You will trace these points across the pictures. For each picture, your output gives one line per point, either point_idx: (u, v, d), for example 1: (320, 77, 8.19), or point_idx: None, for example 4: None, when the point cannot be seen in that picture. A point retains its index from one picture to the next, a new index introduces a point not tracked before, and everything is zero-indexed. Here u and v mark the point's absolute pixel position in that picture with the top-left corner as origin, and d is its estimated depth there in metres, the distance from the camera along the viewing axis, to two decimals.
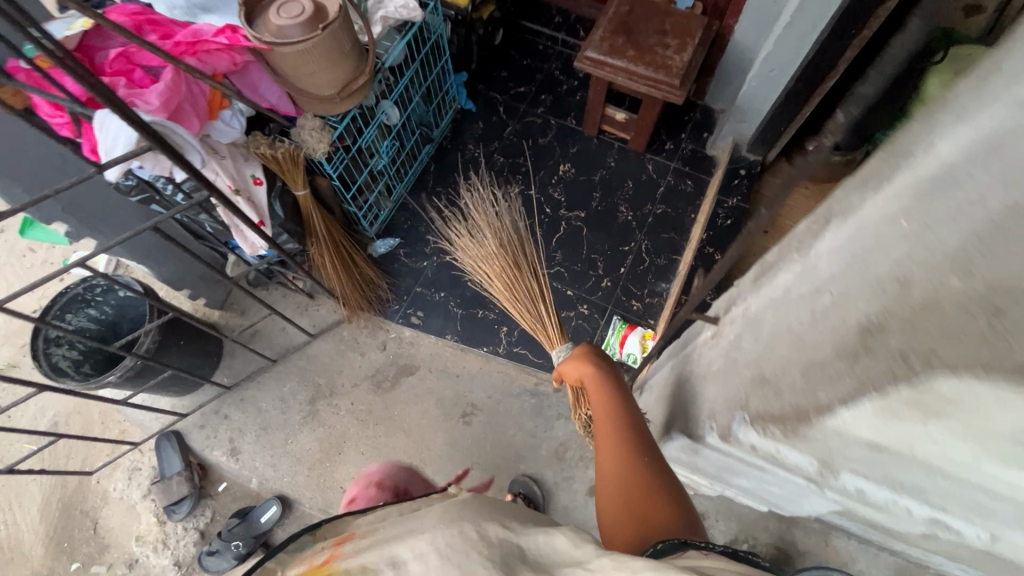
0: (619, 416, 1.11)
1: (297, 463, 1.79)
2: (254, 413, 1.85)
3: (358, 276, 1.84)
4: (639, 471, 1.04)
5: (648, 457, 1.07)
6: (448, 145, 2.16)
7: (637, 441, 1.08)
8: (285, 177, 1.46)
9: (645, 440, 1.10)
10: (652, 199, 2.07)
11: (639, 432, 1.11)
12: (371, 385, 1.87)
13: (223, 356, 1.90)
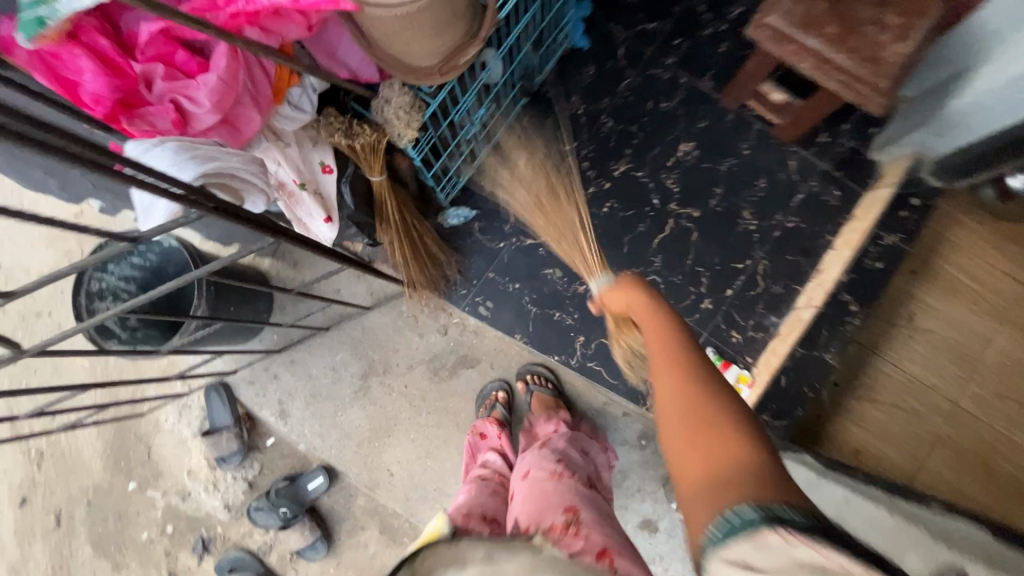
0: (676, 350, 0.86)
1: (346, 437, 1.74)
2: (304, 378, 1.76)
3: (426, 256, 1.60)
4: (705, 409, 0.77)
5: (720, 393, 0.78)
6: (548, 95, 1.75)
7: (701, 374, 0.81)
8: (359, 163, 1.17)
9: (716, 373, 0.81)
10: (784, 207, 1.70)
11: (705, 363, 0.82)
12: (428, 370, 1.74)
13: (273, 310, 1.76)
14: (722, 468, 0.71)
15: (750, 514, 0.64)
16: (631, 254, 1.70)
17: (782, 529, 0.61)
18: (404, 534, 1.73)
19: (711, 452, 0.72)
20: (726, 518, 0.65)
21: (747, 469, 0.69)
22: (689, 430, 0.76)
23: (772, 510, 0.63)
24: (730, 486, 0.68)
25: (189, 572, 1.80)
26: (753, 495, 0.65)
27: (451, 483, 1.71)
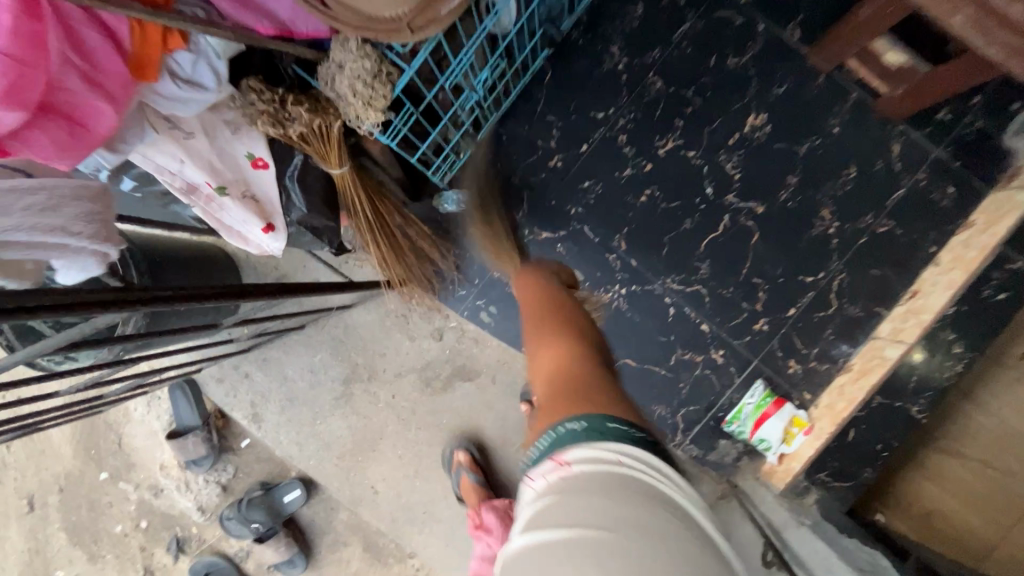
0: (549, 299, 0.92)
1: (326, 448, 1.54)
2: (279, 379, 1.54)
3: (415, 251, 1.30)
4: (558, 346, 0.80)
5: (572, 338, 0.82)
6: (581, 43, 1.35)
7: (561, 323, 0.85)
8: (311, 149, 0.86)
9: (580, 326, 0.86)
10: (878, 206, 1.31)
11: (570, 310, 0.89)
12: (419, 380, 1.49)
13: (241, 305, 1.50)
14: (568, 389, 0.72)
15: (589, 424, 0.64)
16: (671, 257, 1.36)
17: (581, 445, 0.62)
18: (390, 554, 1.56)
19: (559, 379, 0.75)
20: (562, 429, 0.65)
21: (586, 388, 0.71)
22: (545, 365, 0.79)
23: (603, 425, 0.64)
24: (570, 402, 0.70)
25: (165, 570, 1.69)
26: (582, 404, 0.68)
27: (441, 507, 1.51)
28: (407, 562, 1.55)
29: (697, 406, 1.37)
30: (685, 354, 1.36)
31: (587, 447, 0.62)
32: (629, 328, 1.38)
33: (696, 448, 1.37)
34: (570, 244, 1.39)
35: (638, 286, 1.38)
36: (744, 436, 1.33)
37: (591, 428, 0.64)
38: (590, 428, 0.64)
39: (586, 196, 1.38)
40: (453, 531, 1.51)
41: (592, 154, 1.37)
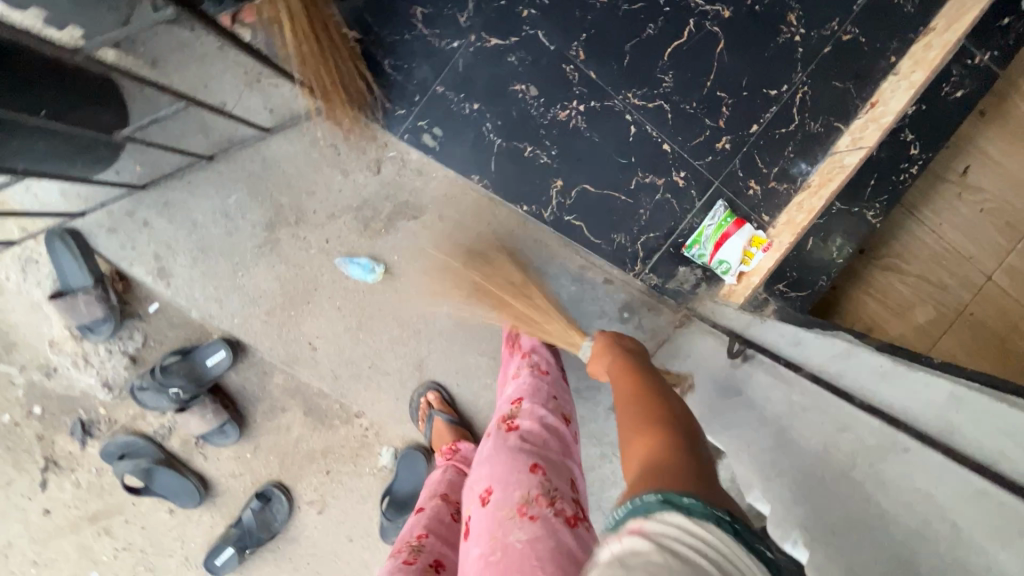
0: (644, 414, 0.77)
1: (252, 304, 1.36)
2: (188, 228, 1.32)
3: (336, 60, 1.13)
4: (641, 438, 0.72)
5: (666, 415, 0.75)
6: None
7: (649, 395, 0.82)
8: None
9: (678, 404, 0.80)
10: (843, 13, 1.24)
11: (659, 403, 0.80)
12: (357, 221, 1.33)
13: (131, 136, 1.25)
14: (654, 469, 0.63)
15: (688, 500, 0.54)
16: (633, 70, 1.25)
17: (692, 521, 0.51)
18: (335, 416, 1.44)
19: (653, 458, 0.65)
20: (646, 500, 0.55)
21: (672, 460, 0.63)
22: (632, 432, 0.74)
23: (698, 506, 0.53)
24: (656, 475, 0.61)
25: (72, 458, 1.48)
26: (663, 486, 0.57)
27: (389, 360, 1.40)
28: (354, 423, 1.45)
29: (657, 233, 1.31)
30: (645, 176, 1.29)
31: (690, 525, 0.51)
32: (589, 149, 1.27)
33: (655, 277, 1.33)
34: (523, 54, 1.23)
35: (597, 104, 1.25)
36: (704, 261, 1.30)
37: (686, 505, 0.53)
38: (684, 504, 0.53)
39: None
40: (403, 385, 1.41)
41: None
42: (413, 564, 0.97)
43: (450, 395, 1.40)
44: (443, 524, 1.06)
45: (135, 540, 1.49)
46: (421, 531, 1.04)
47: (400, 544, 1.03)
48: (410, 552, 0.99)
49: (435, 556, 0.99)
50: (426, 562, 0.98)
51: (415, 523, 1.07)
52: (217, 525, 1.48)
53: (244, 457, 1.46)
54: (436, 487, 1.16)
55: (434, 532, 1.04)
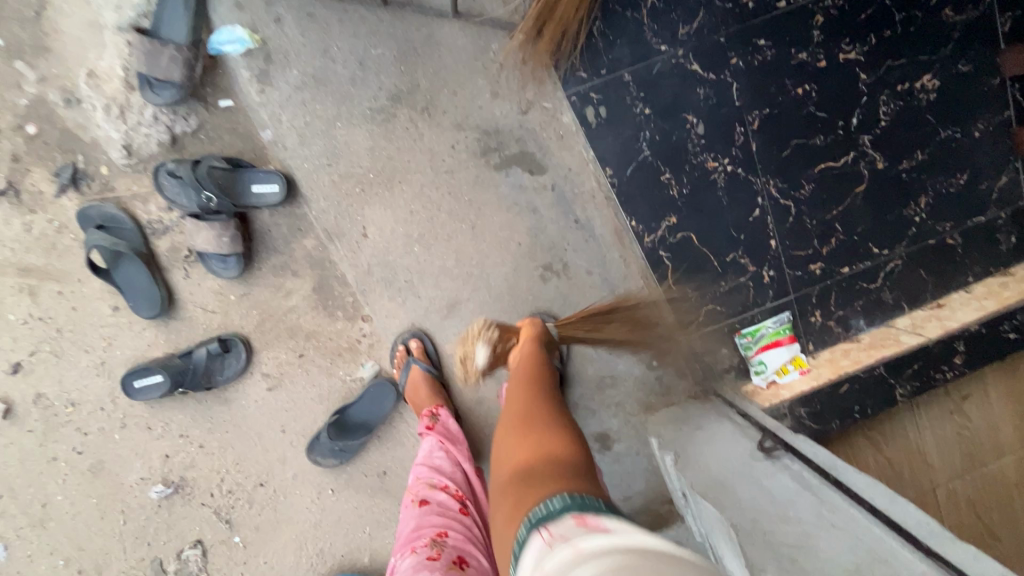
0: (534, 423, 0.91)
1: (331, 158, 1.26)
2: (316, 51, 1.21)
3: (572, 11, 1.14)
4: (540, 445, 0.84)
5: (553, 426, 0.89)
6: None
7: (540, 408, 0.95)
8: None
9: (557, 415, 0.94)
10: (960, 220, 1.38)
11: (546, 413, 0.94)
12: (478, 143, 1.28)
13: None
14: (538, 476, 0.76)
15: (589, 501, 0.65)
16: (785, 163, 1.30)
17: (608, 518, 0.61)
18: (341, 307, 1.35)
19: (537, 469, 0.78)
20: (552, 504, 0.66)
21: (557, 467, 0.76)
22: (525, 444, 0.86)
23: (590, 500, 0.65)
24: (547, 483, 0.73)
25: (37, 199, 1.28)
26: (564, 491, 0.69)
27: (427, 285, 1.34)
28: (354, 325, 1.36)
29: (723, 308, 1.36)
30: (743, 255, 1.34)
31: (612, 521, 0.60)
32: (714, 206, 1.31)
33: (699, 344, 1.37)
34: (710, 92, 1.25)
35: (742, 173, 1.30)
36: (746, 353, 1.36)
37: (597, 507, 0.64)
38: (574, 501, 0.65)
39: (752, 54, 1.25)
40: (424, 314, 1.35)
41: (784, 16, 1.24)
42: (438, 560, 0.94)
43: (435, 348, 1.36)
44: (450, 514, 1.05)
45: (56, 316, 1.31)
46: (438, 529, 1.01)
47: (413, 543, 0.99)
48: (429, 549, 0.96)
49: (457, 552, 0.97)
50: (450, 558, 0.95)
51: (416, 518, 1.04)
52: (157, 348, 1.33)
53: (226, 297, 1.33)
54: (429, 475, 1.14)
55: (450, 527, 1.02)
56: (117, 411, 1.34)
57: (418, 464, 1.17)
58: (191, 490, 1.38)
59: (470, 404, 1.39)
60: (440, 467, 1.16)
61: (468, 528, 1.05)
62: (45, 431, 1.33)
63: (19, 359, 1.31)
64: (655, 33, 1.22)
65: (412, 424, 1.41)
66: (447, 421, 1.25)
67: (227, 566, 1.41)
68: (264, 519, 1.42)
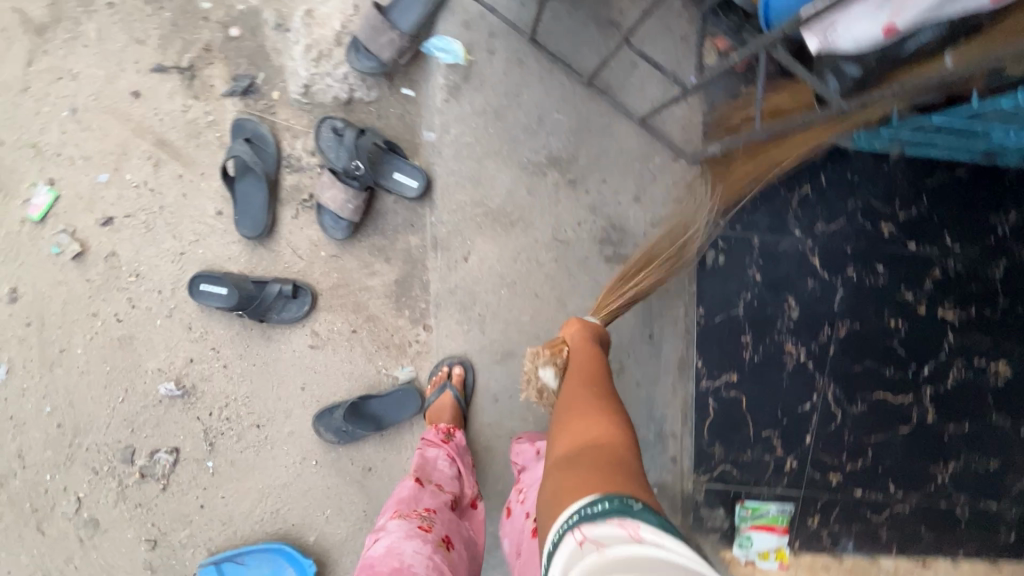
0: (588, 404, 0.86)
1: (472, 182, 1.34)
2: (508, 90, 1.31)
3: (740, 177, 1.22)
4: (595, 435, 0.78)
5: (602, 406, 0.85)
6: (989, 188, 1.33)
7: (595, 390, 0.89)
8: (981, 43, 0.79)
9: (615, 402, 0.87)
10: (977, 501, 1.43)
11: (603, 397, 0.87)
12: (601, 229, 1.35)
13: (562, 8, 1.28)
14: (582, 467, 0.72)
15: (625, 504, 0.61)
16: (851, 377, 1.38)
17: (645, 524, 0.57)
18: (409, 308, 1.40)
19: (582, 456, 0.74)
20: (593, 506, 0.63)
21: (601, 459, 0.73)
22: (579, 425, 0.82)
23: (628, 503, 0.61)
24: (591, 479, 0.68)
25: (206, 90, 1.35)
26: (608, 492, 0.64)
27: (493, 326, 1.39)
28: (412, 328, 1.41)
29: (739, 475, 1.40)
30: (777, 435, 1.40)
31: (650, 533, 0.56)
32: (773, 383, 1.37)
33: (702, 498, 1.40)
34: (818, 287, 1.34)
35: (811, 367, 1.37)
36: (740, 523, 1.40)
37: (636, 512, 0.60)
38: (615, 503, 0.62)
39: (868, 274, 1.34)
40: (478, 350, 1.40)
41: (908, 256, 1.34)
42: (428, 530, 1.00)
43: (472, 382, 1.40)
44: (440, 499, 1.11)
45: (166, 195, 1.36)
46: (428, 507, 1.07)
47: (402, 510, 1.05)
48: (422, 521, 1.02)
49: (443, 533, 1.03)
50: (437, 533, 1.02)
51: (412, 494, 1.08)
52: (235, 263, 1.38)
53: (317, 250, 1.39)
54: (428, 464, 1.20)
55: (437, 509, 1.09)
56: (170, 300, 1.39)
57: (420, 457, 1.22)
58: (194, 400, 1.41)
59: (474, 449, 1.41)
60: (439, 462, 1.22)
61: (456, 523, 1.10)
62: (101, 288, 1.37)
63: (113, 216, 1.36)
64: (794, 218, 1.32)
65: (416, 439, 1.44)
66: (459, 442, 1.30)
67: (187, 483, 1.42)
68: (242, 457, 1.43)
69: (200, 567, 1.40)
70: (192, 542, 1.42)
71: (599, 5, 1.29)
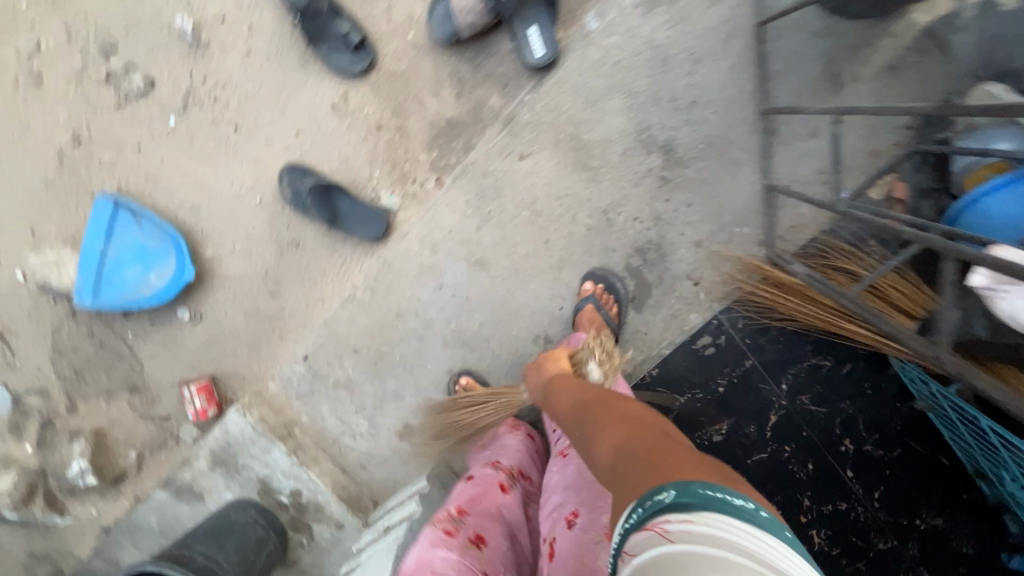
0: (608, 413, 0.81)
1: (583, 98, 1.18)
2: (692, 49, 1.13)
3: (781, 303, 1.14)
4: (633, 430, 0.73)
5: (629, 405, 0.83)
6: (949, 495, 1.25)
7: (613, 400, 0.85)
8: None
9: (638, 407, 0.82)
10: None
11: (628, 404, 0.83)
12: (645, 241, 1.26)
13: (807, 23, 1.09)
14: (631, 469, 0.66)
15: (659, 498, 0.58)
16: None
17: (674, 516, 0.55)
18: (435, 152, 1.30)
19: (629, 452, 0.69)
20: (637, 511, 0.59)
21: (650, 453, 0.66)
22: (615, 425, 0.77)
23: (662, 493, 0.57)
24: (643, 474, 0.63)
25: None
26: (661, 481, 0.60)
27: (488, 232, 1.31)
28: (427, 172, 1.31)
29: None
30: None
31: (681, 528, 0.54)
32: None
33: None
34: (750, 438, 1.29)
35: None
36: None
37: (672, 502, 0.57)
38: (653, 505, 0.57)
39: (795, 464, 1.28)
40: (459, 238, 1.32)
41: (838, 479, 1.28)
42: (455, 529, 0.94)
43: (433, 254, 1.35)
44: (484, 498, 1.02)
45: None
46: (463, 504, 1.00)
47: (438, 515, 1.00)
48: (449, 517, 0.97)
49: (475, 530, 0.95)
50: (468, 530, 0.94)
51: (448, 497, 1.04)
52: None
53: (405, 30, 1.26)
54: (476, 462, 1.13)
55: (477, 507, 1.00)
56: None
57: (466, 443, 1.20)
58: (201, 56, 1.33)
59: (390, 305, 1.41)
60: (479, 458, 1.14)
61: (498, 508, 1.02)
62: None
63: None
64: (789, 374, 1.26)
65: (352, 254, 1.41)
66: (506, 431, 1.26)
67: (141, 120, 1.36)
68: (206, 142, 1.37)
69: (100, 194, 1.36)
70: (109, 167, 1.38)
71: (838, 52, 1.10)
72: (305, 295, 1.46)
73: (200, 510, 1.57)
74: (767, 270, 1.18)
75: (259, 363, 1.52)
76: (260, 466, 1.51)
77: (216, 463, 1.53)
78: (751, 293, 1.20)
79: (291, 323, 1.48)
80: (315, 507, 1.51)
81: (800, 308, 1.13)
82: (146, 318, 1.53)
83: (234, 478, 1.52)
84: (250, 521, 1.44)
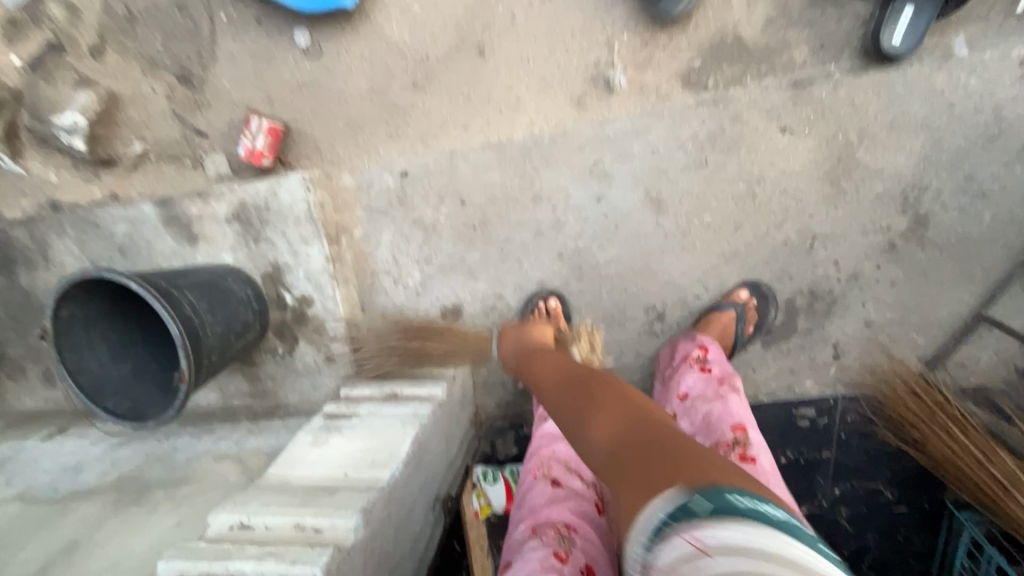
0: (586, 407, 0.72)
1: (887, 117, 1.04)
2: (1022, 144, 1.02)
3: (922, 428, 1.06)
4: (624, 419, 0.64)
5: (604, 389, 0.74)
6: None
7: (587, 387, 0.76)
8: None
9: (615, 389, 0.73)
10: None
11: (606, 387, 0.74)
12: (829, 288, 1.13)
13: None
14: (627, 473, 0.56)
15: (690, 502, 0.47)
16: None
17: (703, 522, 0.45)
18: (699, 62, 1.09)
19: (621, 457, 0.58)
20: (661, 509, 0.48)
21: (648, 451, 0.56)
22: (602, 421, 0.66)
23: (694, 498, 0.47)
24: (650, 475, 0.53)
25: None
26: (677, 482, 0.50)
27: (690, 177, 1.13)
28: (675, 75, 1.10)
29: None
30: None
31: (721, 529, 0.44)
32: None
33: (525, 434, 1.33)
34: None
35: None
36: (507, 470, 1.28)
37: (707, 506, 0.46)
38: (680, 503, 0.47)
39: None
40: (657, 163, 1.13)
41: None
42: (565, 558, 0.81)
43: (616, 161, 1.15)
44: (583, 509, 0.90)
45: None
46: (567, 519, 0.87)
47: (539, 525, 0.87)
48: (560, 541, 0.83)
49: (585, 557, 0.82)
50: (579, 559, 0.81)
51: (546, 502, 0.91)
52: None
53: None
54: (562, 454, 1.00)
55: (580, 523, 0.87)
56: None
57: (548, 430, 1.05)
58: None
59: (533, 181, 1.19)
60: (563, 447, 1.01)
61: (599, 529, 0.90)
62: None
63: None
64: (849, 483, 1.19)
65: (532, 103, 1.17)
66: None
67: None
68: None
69: None
70: None
71: None
72: (447, 109, 1.20)
73: (184, 250, 1.28)
74: (920, 386, 1.08)
75: (349, 146, 1.25)
76: (284, 250, 1.25)
77: (236, 216, 1.25)
78: (891, 400, 1.12)
79: (412, 129, 1.22)
80: (315, 326, 1.29)
81: (939, 442, 1.04)
82: (256, 14, 1.22)
83: (246, 244, 1.26)
84: (245, 298, 1.20)
